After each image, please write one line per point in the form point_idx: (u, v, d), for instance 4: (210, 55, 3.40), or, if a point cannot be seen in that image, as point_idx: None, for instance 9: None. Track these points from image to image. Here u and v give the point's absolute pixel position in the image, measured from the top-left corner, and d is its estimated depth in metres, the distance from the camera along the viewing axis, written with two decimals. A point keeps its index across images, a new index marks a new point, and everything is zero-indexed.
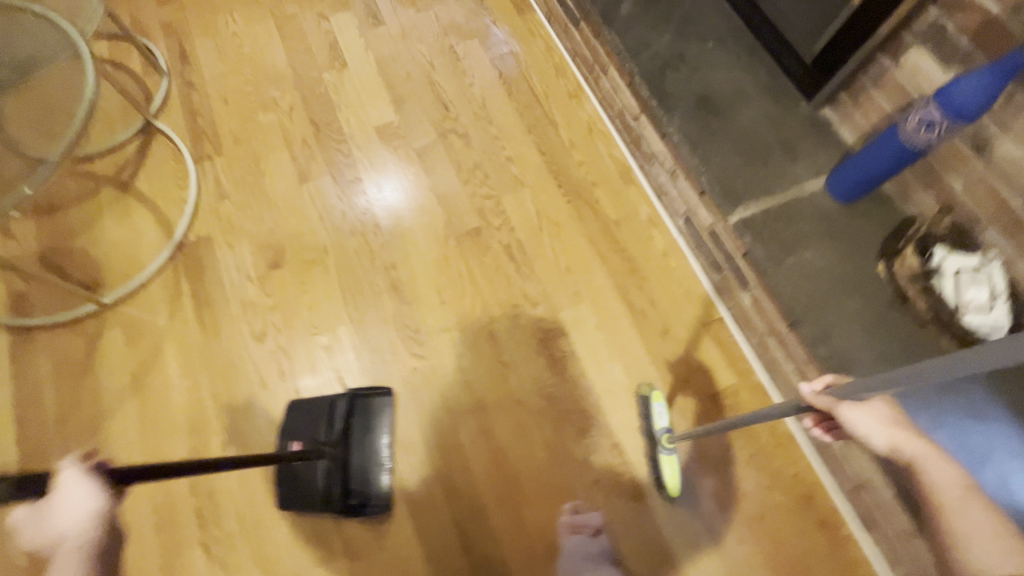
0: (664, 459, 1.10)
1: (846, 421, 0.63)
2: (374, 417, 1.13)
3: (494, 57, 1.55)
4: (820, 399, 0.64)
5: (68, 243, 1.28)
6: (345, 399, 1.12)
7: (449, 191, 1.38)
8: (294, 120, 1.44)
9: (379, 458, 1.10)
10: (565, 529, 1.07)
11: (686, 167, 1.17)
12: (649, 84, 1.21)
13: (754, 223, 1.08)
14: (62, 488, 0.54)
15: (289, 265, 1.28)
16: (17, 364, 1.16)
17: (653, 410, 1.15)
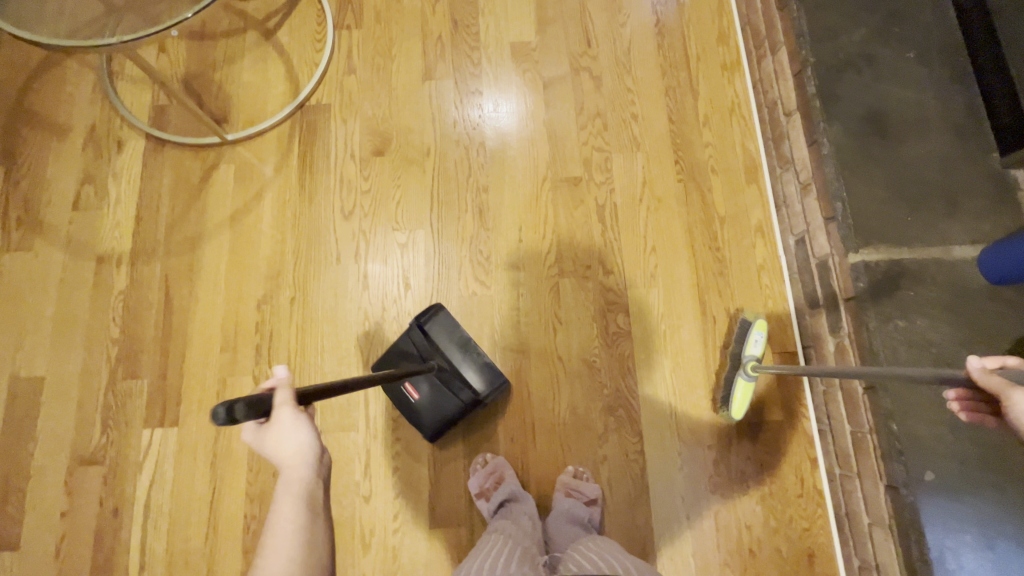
0: (739, 381, 1.10)
1: (1014, 409, 0.60)
2: (446, 327, 1.13)
3: (658, 3, 1.42)
4: (989, 379, 0.61)
5: (209, 73, 1.37)
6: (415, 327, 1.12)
7: (563, 132, 1.32)
8: (436, 12, 1.41)
9: (470, 356, 1.12)
10: (562, 484, 1.10)
11: (824, 185, 1.06)
12: (820, 80, 1.07)
13: (876, 270, 0.97)
14: (284, 426, 0.66)
15: (391, 157, 1.31)
16: (145, 169, 1.30)
17: (750, 336, 1.11)
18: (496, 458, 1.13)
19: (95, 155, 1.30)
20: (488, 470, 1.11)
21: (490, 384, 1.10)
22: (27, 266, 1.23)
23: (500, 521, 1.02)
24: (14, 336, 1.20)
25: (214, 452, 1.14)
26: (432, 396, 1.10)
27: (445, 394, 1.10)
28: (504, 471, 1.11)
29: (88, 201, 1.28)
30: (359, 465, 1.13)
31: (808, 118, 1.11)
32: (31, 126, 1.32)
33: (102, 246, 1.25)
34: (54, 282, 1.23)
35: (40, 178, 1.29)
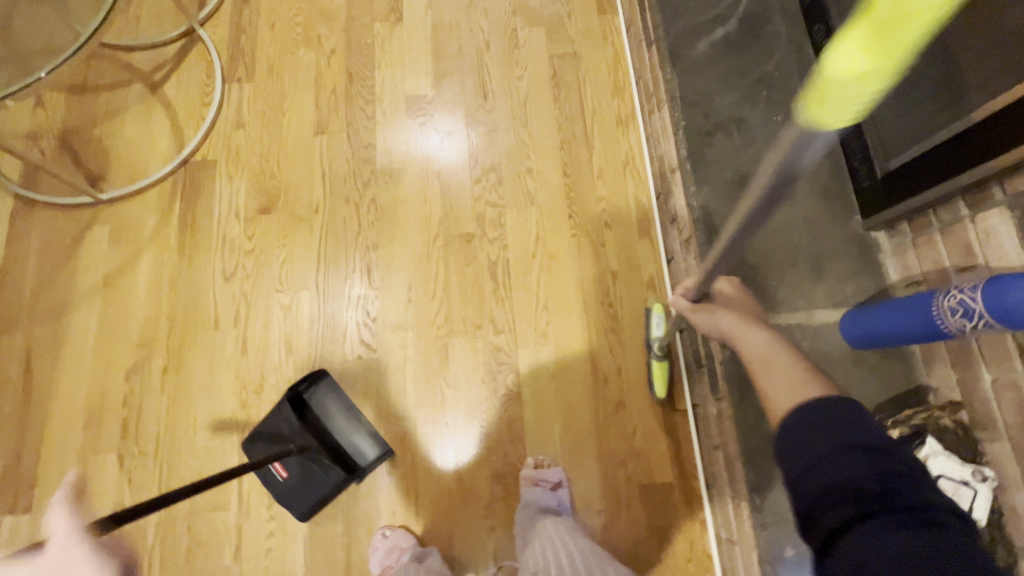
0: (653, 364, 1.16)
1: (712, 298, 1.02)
2: (329, 396, 1.11)
3: (555, 55, 1.42)
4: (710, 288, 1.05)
5: (88, 128, 1.31)
6: (289, 400, 1.08)
7: (457, 187, 1.31)
8: (331, 65, 1.39)
9: (351, 427, 1.10)
10: (525, 477, 1.10)
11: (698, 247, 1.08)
12: (692, 144, 1.11)
13: None
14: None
15: (278, 215, 1.27)
16: (12, 231, 1.23)
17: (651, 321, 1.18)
18: (394, 530, 1.08)
19: None
20: (387, 544, 1.06)
21: (371, 453, 1.09)
22: None
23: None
24: None
25: None
26: (303, 474, 1.06)
27: (317, 471, 1.06)
28: (403, 544, 1.05)
29: None
30: (229, 547, 1.07)
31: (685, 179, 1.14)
32: None
33: None
34: None
35: None
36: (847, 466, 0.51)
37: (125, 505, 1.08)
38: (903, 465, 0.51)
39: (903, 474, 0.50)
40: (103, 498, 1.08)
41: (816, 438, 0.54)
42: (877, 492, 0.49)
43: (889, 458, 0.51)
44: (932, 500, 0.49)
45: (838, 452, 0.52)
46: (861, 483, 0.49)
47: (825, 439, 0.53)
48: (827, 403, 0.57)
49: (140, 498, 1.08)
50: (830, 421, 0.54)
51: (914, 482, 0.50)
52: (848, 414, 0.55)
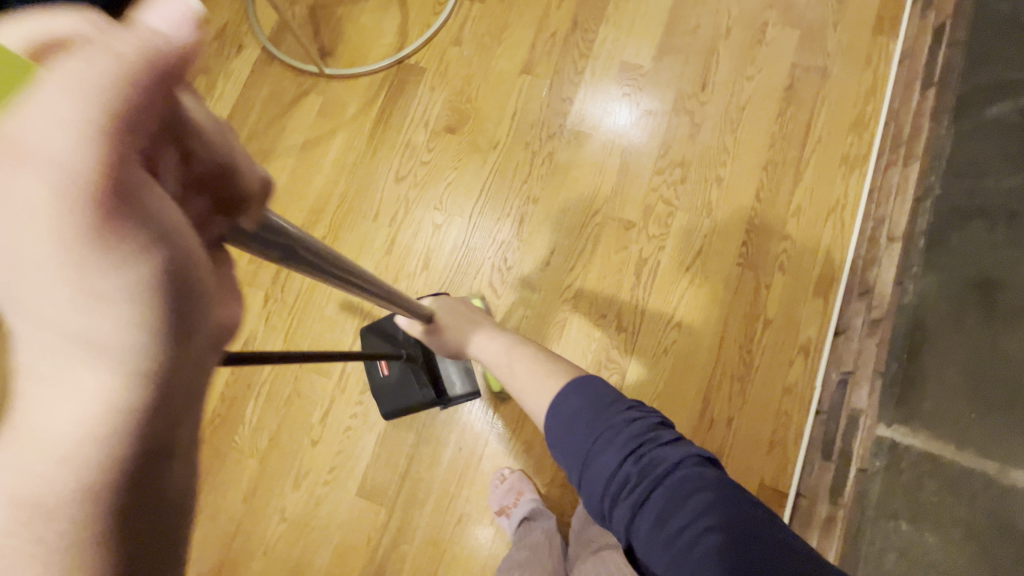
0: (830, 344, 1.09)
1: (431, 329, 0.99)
2: None
3: (798, 66, 1.25)
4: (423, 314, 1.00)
5: (335, 5, 1.43)
6: None
7: (636, 170, 1.24)
8: (561, 7, 1.36)
9: (456, 356, 1.14)
10: None
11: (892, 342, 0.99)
12: (935, 226, 0.98)
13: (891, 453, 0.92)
14: None
15: (460, 137, 1.30)
16: (251, 77, 1.40)
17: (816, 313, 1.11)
18: (513, 474, 1.11)
19: (217, 50, 1.43)
20: (504, 486, 1.10)
21: (465, 387, 1.13)
22: None
23: (523, 541, 1.00)
24: None
25: None
26: (401, 380, 1.10)
27: (413, 383, 1.10)
28: (521, 490, 1.09)
29: (198, 88, 1.41)
30: (320, 410, 1.18)
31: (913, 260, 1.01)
32: None
33: None
34: None
35: None
36: (604, 462, 0.59)
37: (257, 337, 1.24)
38: (648, 438, 0.59)
39: (640, 415, 0.62)
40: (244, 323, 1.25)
41: (574, 444, 0.62)
42: (634, 478, 0.57)
43: (620, 450, 0.59)
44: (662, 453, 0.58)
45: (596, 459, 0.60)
46: (624, 472, 0.58)
47: (577, 437, 0.62)
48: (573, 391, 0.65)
49: (270, 337, 1.23)
50: (579, 422, 0.63)
51: (651, 447, 0.58)
52: (592, 392, 0.66)
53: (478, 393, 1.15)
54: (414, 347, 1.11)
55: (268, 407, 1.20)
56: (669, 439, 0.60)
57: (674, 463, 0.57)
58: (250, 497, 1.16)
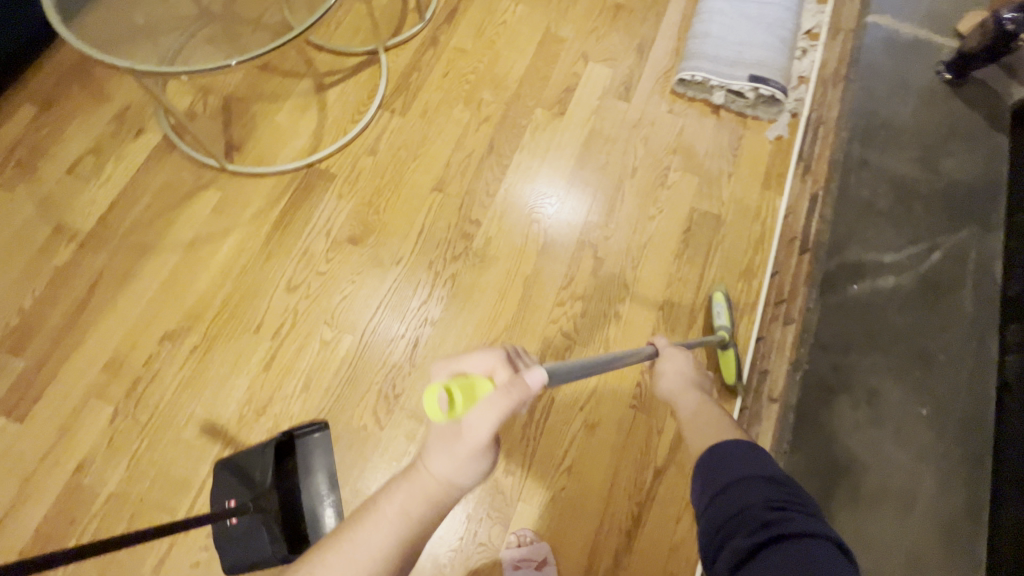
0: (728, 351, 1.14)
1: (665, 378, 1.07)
2: (313, 456, 1.05)
3: (696, 210, 1.32)
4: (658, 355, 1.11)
5: (249, 101, 1.40)
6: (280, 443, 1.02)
7: (539, 299, 1.23)
8: (479, 129, 1.39)
9: (318, 499, 1.03)
10: None
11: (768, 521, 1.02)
12: (802, 401, 1.12)
13: None
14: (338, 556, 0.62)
15: (364, 249, 1.26)
16: (145, 165, 1.32)
17: (715, 309, 1.19)
18: None
19: (114, 133, 1.35)
20: None
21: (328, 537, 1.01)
22: (1, 206, 1.27)
23: None
24: None
25: (36, 469, 1.07)
26: (252, 529, 0.97)
27: (265, 533, 0.96)
28: None
29: (84, 170, 1.31)
30: (154, 556, 1.01)
31: (782, 429, 1.10)
32: (83, 87, 1.40)
33: (70, 216, 1.27)
34: (10, 232, 1.25)
35: (60, 133, 1.35)
36: (746, 492, 0.56)
37: (96, 460, 1.07)
38: (790, 502, 0.54)
39: (791, 508, 0.52)
40: (83, 442, 1.09)
41: (724, 478, 0.60)
42: (762, 520, 0.52)
43: (767, 497, 0.54)
44: (805, 517, 0.52)
45: (736, 485, 0.58)
46: (753, 510, 0.54)
47: (730, 472, 0.60)
48: (716, 451, 0.65)
49: (111, 462, 1.07)
50: (736, 460, 0.61)
51: (800, 513, 0.52)
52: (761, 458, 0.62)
53: None
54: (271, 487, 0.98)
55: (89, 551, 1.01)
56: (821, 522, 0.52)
57: (810, 534, 0.49)
58: None
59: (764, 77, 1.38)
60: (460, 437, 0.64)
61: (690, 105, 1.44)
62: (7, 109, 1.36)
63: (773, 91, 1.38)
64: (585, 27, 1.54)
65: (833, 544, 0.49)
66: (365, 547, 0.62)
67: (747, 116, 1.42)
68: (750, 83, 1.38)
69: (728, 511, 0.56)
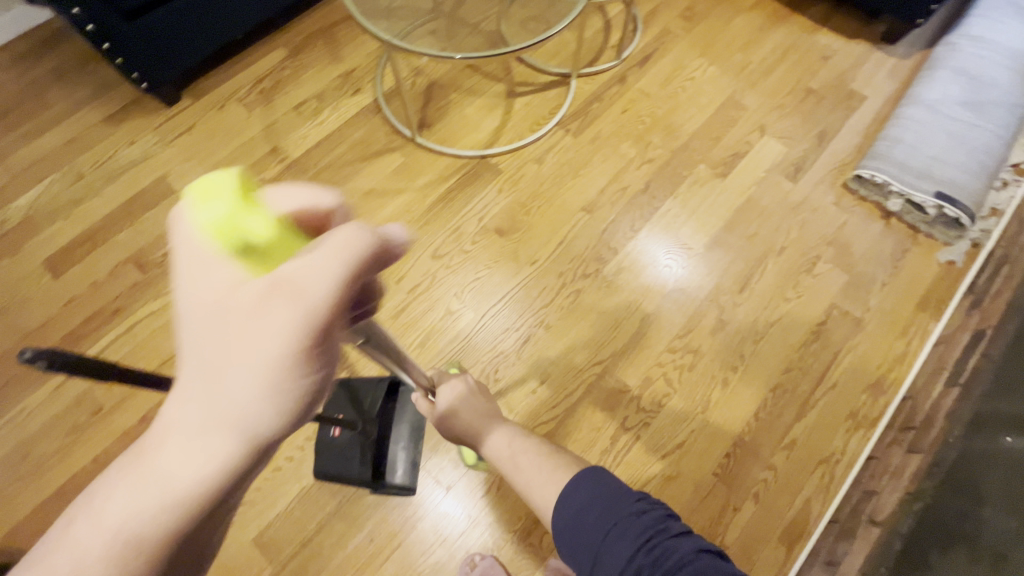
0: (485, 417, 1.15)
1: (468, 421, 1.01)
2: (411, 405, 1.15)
3: (836, 307, 1.28)
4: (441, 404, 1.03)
5: (450, 89, 1.59)
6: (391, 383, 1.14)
7: (651, 339, 1.25)
8: (640, 168, 1.46)
9: (404, 444, 1.13)
10: None
11: None
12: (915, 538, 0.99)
13: None
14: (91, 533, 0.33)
15: (506, 242, 1.37)
16: (353, 118, 1.55)
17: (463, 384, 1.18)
18: None
19: (338, 86, 1.60)
20: None
21: (401, 479, 1.11)
22: (240, 120, 1.56)
23: None
24: (192, 153, 1.51)
25: None
26: (348, 447, 1.10)
27: (357, 453, 1.09)
28: None
29: (306, 109, 1.57)
30: None
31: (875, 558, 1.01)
32: (326, 44, 1.68)
33: (286, 142, 1.52)
34: (238, 142, 1.53)
35: (298, 76, 1.63)
36: (616, 540, 0.60)
37: None
38: (647, 530, 0.59)
39: (658, 533, 0.59)
40: None
41: (585, 537, 0.63)
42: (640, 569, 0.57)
43: (628, 539, 0.59)
44: (665, 532, 0.59)
45: (608, 538, 0.61)
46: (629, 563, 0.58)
47: (587, 527, 0.63)
48: (566, 500, 0.67)
49: None
50: (582, 506, 0.65)
51: (664, 535, 0.59)
52: (600, 486, 0.67)
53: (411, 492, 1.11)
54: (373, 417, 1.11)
55: None
56: (675, 526, 0.60)
57: (692, 549, 0.57)
58: None
59: (953, 197, 1.31)
60: (274, 306, 0.32)
61: (859, 203, 1.40)
62: (268, 47, 1.67)
63: (959, 214, 1.31)
64: (770, 102, 1.56)
65: (696, 547, 0.57)
66: (106, 513, 0.32)
67: (920, 232, 1.36)
68: (934, 199, 1.32)
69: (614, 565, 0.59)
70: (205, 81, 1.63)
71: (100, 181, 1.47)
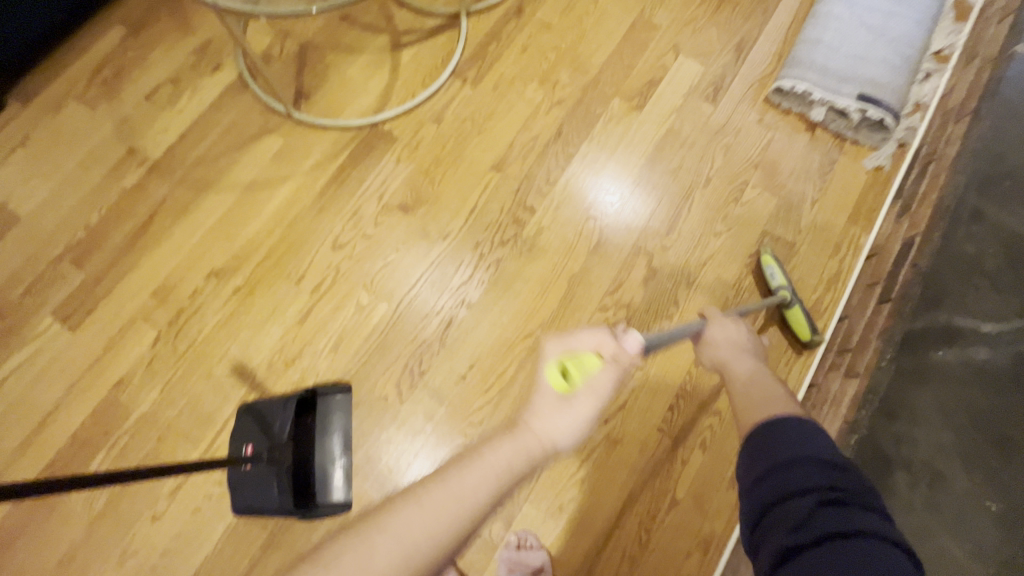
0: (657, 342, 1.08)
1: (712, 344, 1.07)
2: (330, 414, 1.07)
3: (767, 235, 1.22)
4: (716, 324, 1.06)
5: (324, 50, 1.38)
6: (302, 396, 1.05)
7: (582, 300, 1.17)
8: (550, 111, 1.32)
9: (329, 458, 1.04)
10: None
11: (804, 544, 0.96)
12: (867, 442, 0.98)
13: None
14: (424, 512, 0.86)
15: (414, 218, 1.23)
16: (217, 101, 1.34)
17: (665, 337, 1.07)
18: None
19: (193, 64, 1.37)
20: None
21: (333, 496, 1.02)
22: (83, 121, 1.33)
23: None
24: (32, 170, 1.29)
25: (79, 377, 1.13)
26: (266, 476, 1.00)
27: (278, 480, 1.00)
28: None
29: (160, 98, 1.34)
30: (173, 482, 1.06)
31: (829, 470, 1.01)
32: (171, 14, 1.42)
33: (142, 140, 1.31)
34: (87, 147, 1.31)
35: (143, 58, 1.38)
36: (798, 486, 0.52)
37: (132, 380, 1.13)
38: (837, 489, 0.50)
39: (848, 500, 0.49)
40: (124, 360, 1.14)
41: (762, 461, 0.57)
42: (803, 519, 0.49)
43: (812, 486, 0.51)
44: (858, 507, 0.48)
45: (786, 470, 0.54)
46: (794, 506, 0.50)
47: (775, 448, 0.57)
48: (774, 424, 0.60)
49: (145, 384, 1.12)
50: (791, 430, 0.58)
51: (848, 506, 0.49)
52: (799, 431, 0.58)
53: (347, 507, 1.02)
54: (287, 437, 1.02)
55: (117, 463, 1.07)
56: (878, 512, 0.49)
57: (870, 533, 0.46)
58: (65, 560, 1.02)
59: (875, 97, 1.23)
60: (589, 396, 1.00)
61: (783, 117, 1.31)
62: (99, 28, 1.41)
63: (883, 115, 1.23)
64: (683, 15, 1.42)
65: (897, 545, 0.46)
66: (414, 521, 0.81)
67: (846, 139, 1.29)
68: (857, 102, 1.24)
69: (777, 500, 0.53)
70: (28, 80, 1.37)
71: None
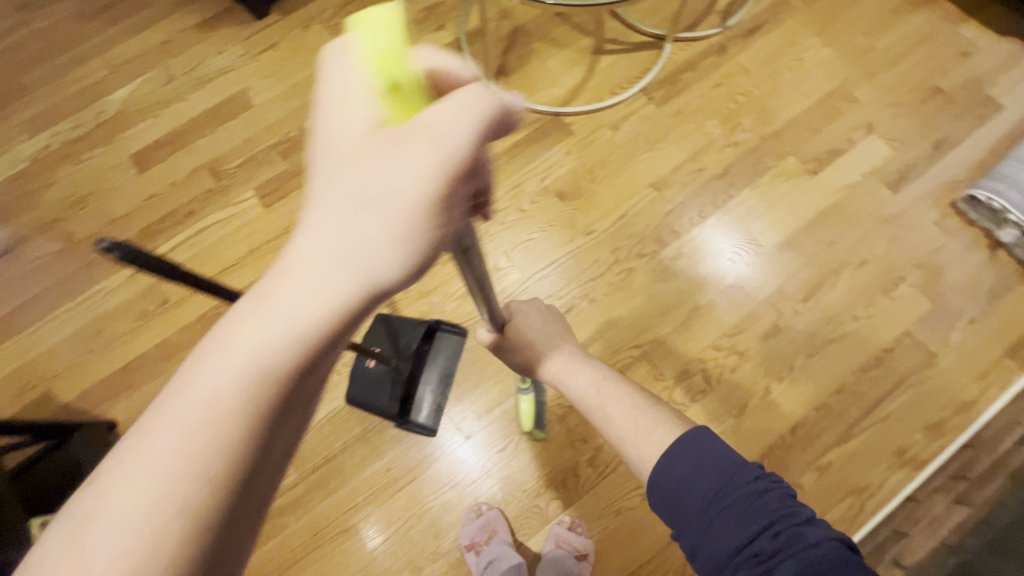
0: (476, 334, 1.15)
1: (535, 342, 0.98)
2: (444, 350, 1.19)
3: (909, 335, 1.17)
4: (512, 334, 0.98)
5: (534, 37, 1.51)
6: (429, 325, 1.18)
7: (697, 332, 1.20)
8: (723, 150, 1.36)
9: (432, 386, 1.17)
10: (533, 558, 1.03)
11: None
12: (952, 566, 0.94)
13: None
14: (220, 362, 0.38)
15: (565, 207, 1.33)
16: None
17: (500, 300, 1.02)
18: (415, 524, 1.11)
19: (421, 20, 1.56)
20: (406, 527, 1.11)
21: (426, 419, 1.15)
22: (322, 42, 1.56)
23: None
24: (272, 70, 1.54)
25: (258, 246, 1.35)
26: (382, 379, 1.14)
27: (390, 386, 1.14)
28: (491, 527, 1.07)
29: None
30: None
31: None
32: None
33: None
34: (318, 65, 1.53)
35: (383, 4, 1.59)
36: (729, 524, 0.56)
37: None
38: (766, 516, 0.55)
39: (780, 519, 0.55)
40: None
41: (691, 508, 0.59)
42: (764, 555, 0.53)
43: (747, 524, 0.55)
44: (790, 521, 0.55)
45: (715, 519, 0.57)
46: (751, 546, 0.54)
47: (691, 500, 0.60)
48: (666, 466, 0.63)
49: None
50: (690, 461, 0.62)
51: (788, 523, 0.55)
52: (700, 453, 0.62)
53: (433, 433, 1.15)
54: (407, 354, 1.15)
55: None
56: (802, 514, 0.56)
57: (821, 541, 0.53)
58: None
59: None
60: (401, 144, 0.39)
61: (966, 227, 1.25)
62: None
63: None
64: (888, 97, 1.39)
65: (834, 539, 0.54)
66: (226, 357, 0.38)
67: None
68: None
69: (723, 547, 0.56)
70: None
71: (187, 86, 1.53)
